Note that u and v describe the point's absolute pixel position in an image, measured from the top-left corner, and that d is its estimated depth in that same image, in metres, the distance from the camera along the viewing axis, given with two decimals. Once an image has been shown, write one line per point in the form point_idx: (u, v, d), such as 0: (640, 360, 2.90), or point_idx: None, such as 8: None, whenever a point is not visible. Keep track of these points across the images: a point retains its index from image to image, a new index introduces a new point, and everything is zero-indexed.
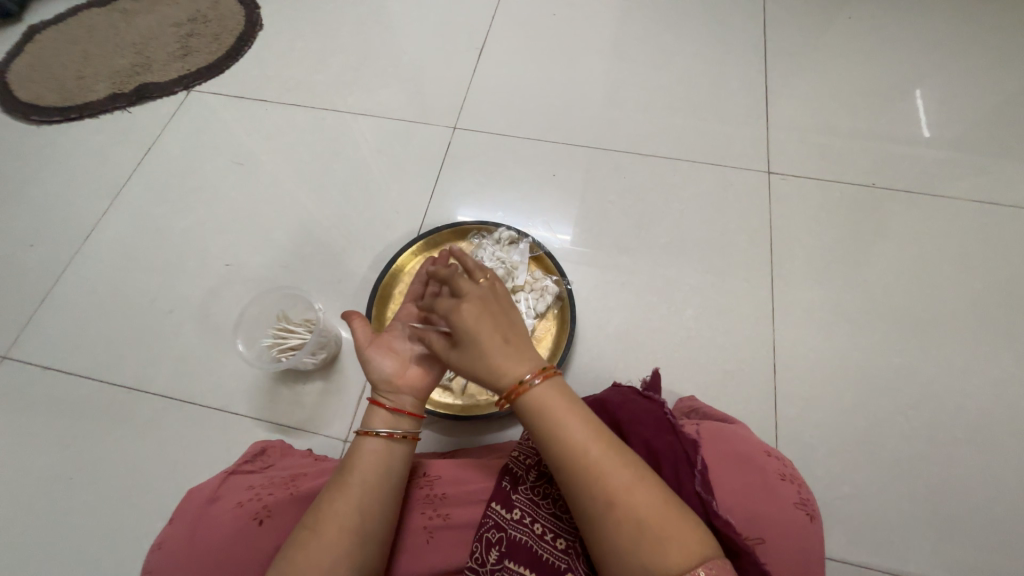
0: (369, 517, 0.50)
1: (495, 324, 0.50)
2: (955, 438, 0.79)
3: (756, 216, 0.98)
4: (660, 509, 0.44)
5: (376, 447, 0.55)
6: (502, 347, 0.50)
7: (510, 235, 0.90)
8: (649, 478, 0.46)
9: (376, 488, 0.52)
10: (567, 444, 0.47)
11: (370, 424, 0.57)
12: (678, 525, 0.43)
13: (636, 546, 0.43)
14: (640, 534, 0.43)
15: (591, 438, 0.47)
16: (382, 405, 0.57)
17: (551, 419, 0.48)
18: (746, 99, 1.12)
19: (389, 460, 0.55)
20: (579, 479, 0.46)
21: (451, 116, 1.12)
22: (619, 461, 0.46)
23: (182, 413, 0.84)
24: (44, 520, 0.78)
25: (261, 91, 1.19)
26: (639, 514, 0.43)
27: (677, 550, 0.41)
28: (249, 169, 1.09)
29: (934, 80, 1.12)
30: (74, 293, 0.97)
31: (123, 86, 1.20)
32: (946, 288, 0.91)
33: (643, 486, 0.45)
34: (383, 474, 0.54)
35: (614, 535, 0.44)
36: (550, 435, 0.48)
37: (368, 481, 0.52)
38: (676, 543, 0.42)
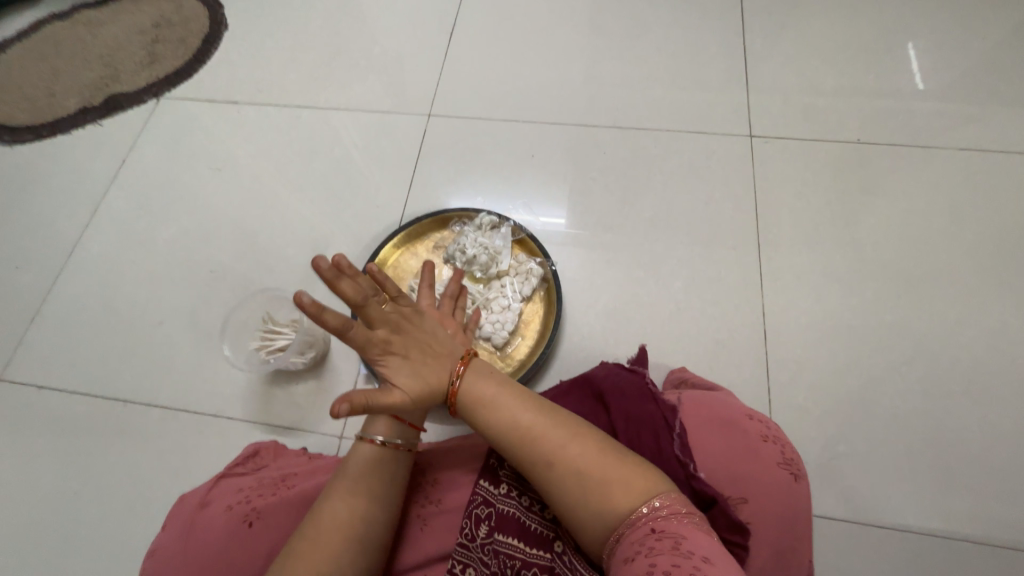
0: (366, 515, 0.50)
1: (417, 357, 0.48)
2: (951, 391, 0.79)
3: (741, 183, 0.96)
4: (599, 458, 0.45)
5: (378, 452, 0.54)
6: (431, 369, 0.49)
7: (491, 220, 0.89)
8: (582, 433, 0.48)
9: (378, 490, 0.53)
10: (503, 422, 0.48)
11: (371, 430, 0.56)
12: (620, 468, 0.45)
13: (588, 501, 0.44)
14: (587, 486, 0.44)
15: (521, 406, 0.49)
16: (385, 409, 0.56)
17: (482, 400, 0.50)
18: (726, 63, 1.09)
19: (390, 467, 0.54)
20: (523, 452, 0.47)
21: (426, 105, 1.10)
22: (554, 422, 0.48)
23: (179, 421, 0.85)
24: (54, 535, 0.79)
25: (233, 94, 1.17)
26: (583, 467, 0.45)
27: (623, 492, 0.43)
28: (227, 174, 1.08)
29: (918, 29, 1.09)
30: (63, 311, 0.97)
31: (93, 99, 1.19)
32: (938, 241, 0.89)
33: (580, 439, 0.47)
34: (385, 478, 0.54)
35: (569, 496, 0.45)
36: (485, 416, 0.49)
37: (372, 481, 0.53)
38: (623, 484, 0.44)
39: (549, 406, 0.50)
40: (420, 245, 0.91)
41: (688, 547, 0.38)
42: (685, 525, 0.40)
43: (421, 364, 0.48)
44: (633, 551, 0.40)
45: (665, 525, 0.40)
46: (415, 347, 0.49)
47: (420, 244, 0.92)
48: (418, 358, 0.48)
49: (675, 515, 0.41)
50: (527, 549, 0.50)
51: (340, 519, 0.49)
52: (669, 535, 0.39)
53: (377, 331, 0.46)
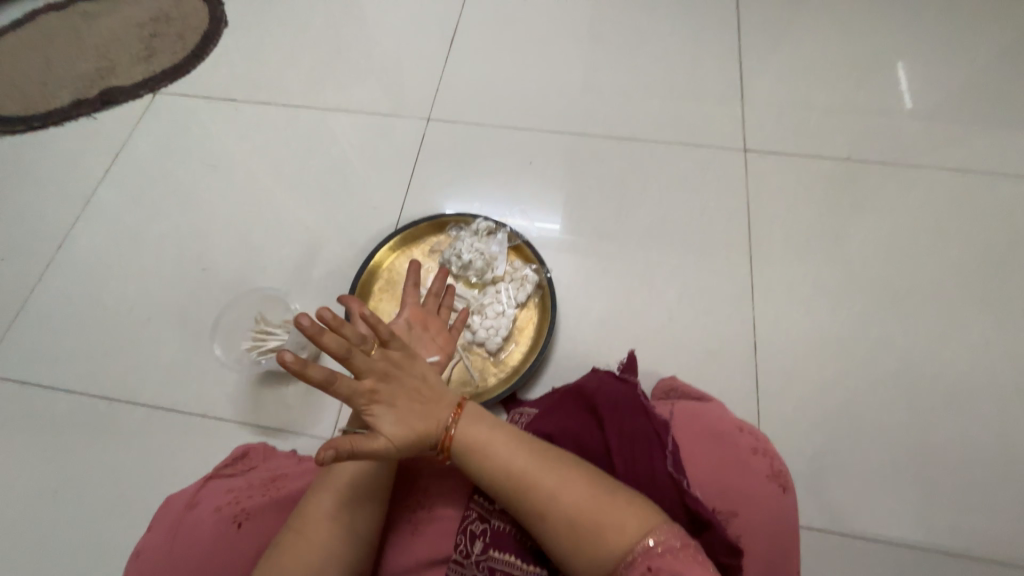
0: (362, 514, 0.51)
1: (405, 405, 0.47)
2: (935, 405, 0.81)
3: (735, 195, 0.98)
4: (593, 499, 0.45)
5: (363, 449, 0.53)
6: (421, 420, 0.47)
7: (487, 225, 0.90)
8: (575, 472, 0.48)
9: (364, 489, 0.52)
10: (495, 465, 0.48)
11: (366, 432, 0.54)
12: (613, 507, 0.45)
13: (586, 546, 0.44)
14: (582, 529, 0.44)
15: (513, 449, 0.48)
16: None
17: (473, 449, 0.49)
18: (722, 77, 1.11)
19: (378, 463, 0.53)
20: (518, 494, 0.47)
21: (426, 108, 1.11)
22: (548, 463, 0.48)
23: (166, 420, 0.84)
24: (32, 536, 0.78)
25: (231, 91, 1.17)
26: (578, 508, 0.45)
27: (618, 533, 0.43)
28: (222, 171, 1.07)
29: (908, 51, 1.12)
30: (49, 306, 0.95)
31: (87, 91, 1.17)
32: (924, 258, 0.91)
33: (572, 480, 0.47)
34: (372, 477, 0.52)
35: (565, 545, 0.45)
36: (480, 462, 0.49)
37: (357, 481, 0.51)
38: (617, 525, 0.43)
39: (539, 445, 0.50)
40: (415, 249, 0.91)
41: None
42: (682, 561, 0.41)
43: (405, 412, 0.46)
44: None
45: (660, 562, 0.41)
46: (403, 394, 0.47)
47: (416, 248, 0.92)
48: (405, 407, 0.47)
49: (671, 551, 0.41)
50: (522, 566, 0.50)
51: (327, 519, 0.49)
52: (664, 571, 0.40)
53: (364, 380, 0.45)
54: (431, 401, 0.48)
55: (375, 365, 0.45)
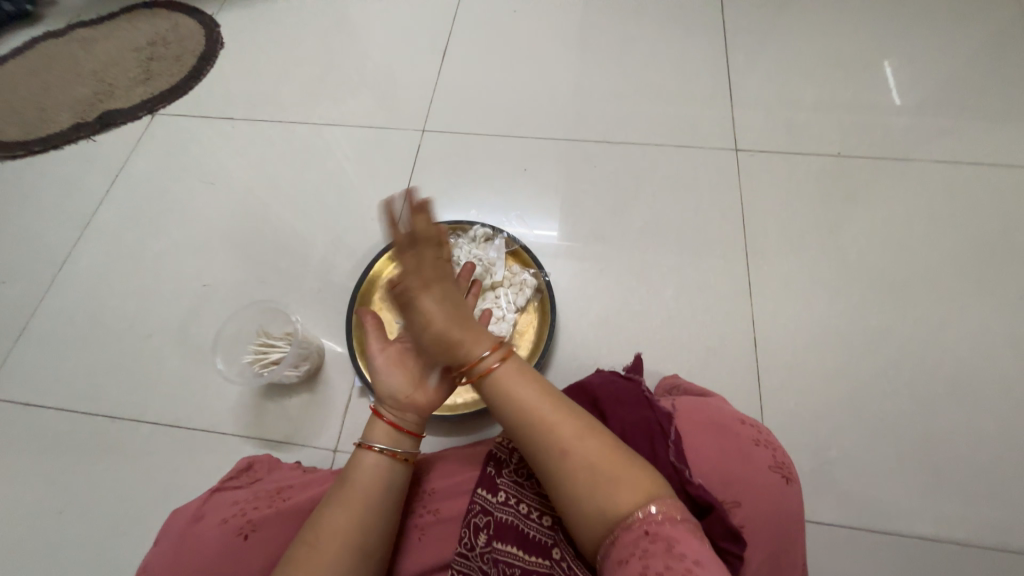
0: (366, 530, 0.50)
1: (453, 309, 0.52)
2: (936, 394, 0.81)
3: (728, 193, 0.99)
4: (606, 455, 0.45)
5: (378, 461, 0.54)
6: (462, 329, 0.52)
7: (485, 232, 0.91)
8: (592, 427, 0.48)
9: (375, 503, 0.52)
10: (519, 409, 0.49)
11: (371, 438, 0.55)
12: (627, 467, 0.45)
13: (592, 498, 0.44)
14: (593, 488, 0.44)
15: (536, 396, 0.49)
16: (382, 417, 0.56)
17: (503, 393, 0.50)
18: (711, 79, 1.13)
19: (389, 475, 0.54)
20: (534, 439, 0.48)
21: (421, 119, 1.12)
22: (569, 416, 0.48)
23: (170, 435, 0.84)
24: (36, 557, 0.77)
25: (227, 108, 1.19)
26: (591, 461, 0.45)
27: (624, 492, 0.43)
28: (220, 188, 1.08)
29: (891, 48, 1.14)
30: (52, 325, 0.96)
31: (86, 114, 1.19)
32: (917, 248, 0.92)
33: (589, 437, 0.47)
34: (385, 485, 0.53)
35: (573, 490, 0.45)
36: (504, 407, 0.50)
37: (373, 493, 0.52)
38: (624, 487, 0.43)
39: (559, 397, 0.50)
40: None
41: (681, 550, 0.39)
42: (680, 530, 0.40)
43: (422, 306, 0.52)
44: (627, 553, 0.40)
45: (660, 530, 0.41)
46: (452, 302, 0.53)
47: None
48: (451, 311, 0.52)
49: (671, 520, 0.41)
50: (527, 558, 0.50)
51: (340, 530, 0.49)
52: (663, 537, 0.40)
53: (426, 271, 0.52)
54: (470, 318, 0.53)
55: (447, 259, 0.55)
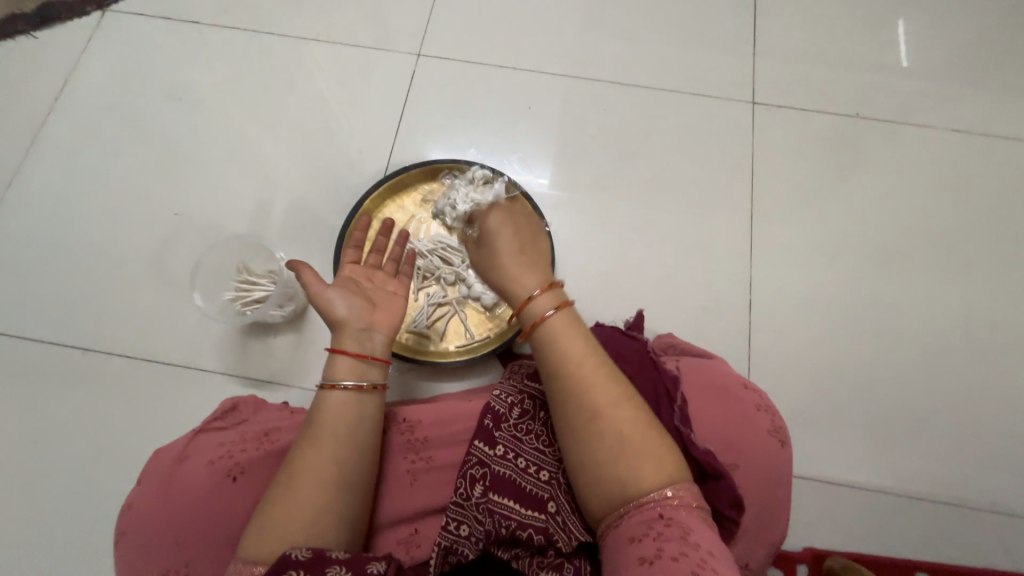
0: (344, 469, 0.49)
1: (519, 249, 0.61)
2: (915, 363, 0.83)
3: (739, 150, 0.95)
4: (640, 429, 0.46)
5: (344, 398, 0.52)
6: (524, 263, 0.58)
7: (484, 173, 0.83)
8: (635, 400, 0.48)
9: (348, 442, 0.51)
10: (564, 359, 0.49)
11: (334, 377, 0.53)
12: (655, 445, 0.45)
13: (613, 465, 0.45)
14: (622, 457, 0.44)
15: (583, 353, 0.49)
16: (346, 351, 0.54)
17: (550, 337, 0.50)
18: (734, 20, 1.04)
19: (358, 413, 0.52)
20: (575, 394, 0.47)
21: (415, 42, 1.01)
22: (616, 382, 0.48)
23: (148, 370, 0.80)
24: (11, 485, 0.75)
25: (192, 11, 1.04)
26: (624, 428, 0.45)
27: (649, 470, 0.44)
28: (188, 105, 0.97)
29: (926, 0, 1.06)
30: (5, 248, 0.88)
31: (23, 4, 1.02)
32: (919, 220, 0.92)
33: (632, 408, 0.47)
34: (354, 423, 0.52)
35: (594, 452, 0.46)
36: (548, 352, 0.50)
37: (341, 431, 0.51)
38: (651, 464, 0.44)
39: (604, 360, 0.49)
40: (407, 198, 0.87)
41: (695, 539, 0.40)
42: (694, 520, 0.41)
43: (514, 248, 0.60)
44: (640, 533, 0.41)
45: (674, 514, 0.42)
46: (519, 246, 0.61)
47: (408, 197, 0.87)
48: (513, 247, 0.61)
49: (685, 507, 0.42)
50: (522, 511, 0.52)
51: (315, 470, 0.48)
52: (678, 523, 0.41)
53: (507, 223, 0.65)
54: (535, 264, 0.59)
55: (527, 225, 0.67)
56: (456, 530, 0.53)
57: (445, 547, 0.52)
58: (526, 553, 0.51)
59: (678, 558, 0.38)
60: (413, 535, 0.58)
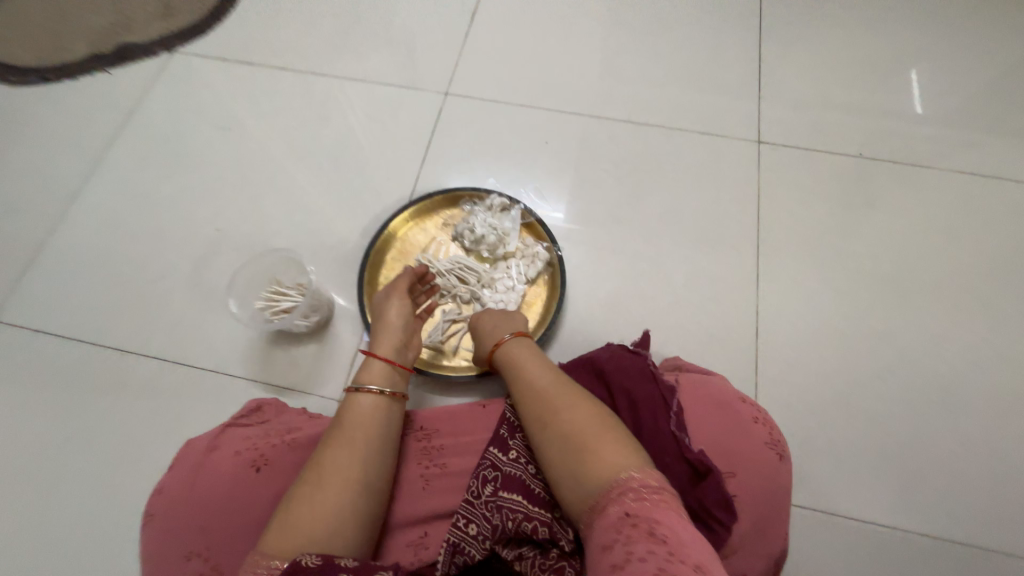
0: (365, 469, 0.53)
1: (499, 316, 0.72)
2: (928, 399, 0.83)
3: (746, 186, 0.99)
4: (595, 430, 0.50)
5: (373, 402, 0.59)
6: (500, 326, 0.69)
7: (502, 201, 0.91)
8: (589, 403, 0.54)
9: (371, 441, 0.56)
10: (524, 385, 0.59)
11: (360, 382, 0.61)
12: (610, 443, 0.49)
13: (574, 465, 0.49)
14: (579, 454, 0.49)
15: (542, 377, 0.58)
16: (377, 357, 0.64)
17: (512, 365, 0.62)
18: (741, 68, 1.11)
19: (382, 416, 0.59)
20: (534, 410, 0.56)
21: (444, 83, 1.11)
22: (569, 393, 0.55)
23: (178, 373, 0.85)
24: (42, 477, 0.80)
25: (247, 53, 1.16)
26: (577, 431, 0.51)
27: (604, 465, 0.47)
28: (237, 135, 1.07)
29: (925, 53, 1.12)
30: (63, 257, 0.96)
31: (103, 46, 1.16)
32: (927, 257, 0.93)
33: (580, 411, 0.53)
34: (379, 428, 0.58)
35: (559, 457, 0.51)
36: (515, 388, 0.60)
37: (366, 433, 0.56)
38: (606, 459, 0.48)
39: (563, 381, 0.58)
40: (429, 221, 0.93)
41: (661, 532, 0.39)
42: (658, 509, 0.41)
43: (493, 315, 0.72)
44: (609, 536, 0.41)
45: (639, 509, 0.42)
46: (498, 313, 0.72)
47: (430, 220, 0.93)
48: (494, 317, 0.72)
49: (645, 497, 0.43)
50: (531, 507, 0.54)
51: (341, 469, 0.52)
52: (644, 519, 0.41)
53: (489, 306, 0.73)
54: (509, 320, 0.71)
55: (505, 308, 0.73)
56: (465, 527, 0.55)
57: (454, 544, 0.54)
58: (531, 552, 0.53)
59: (644, 558, 0.37)
60: (422, 537, 0.59)
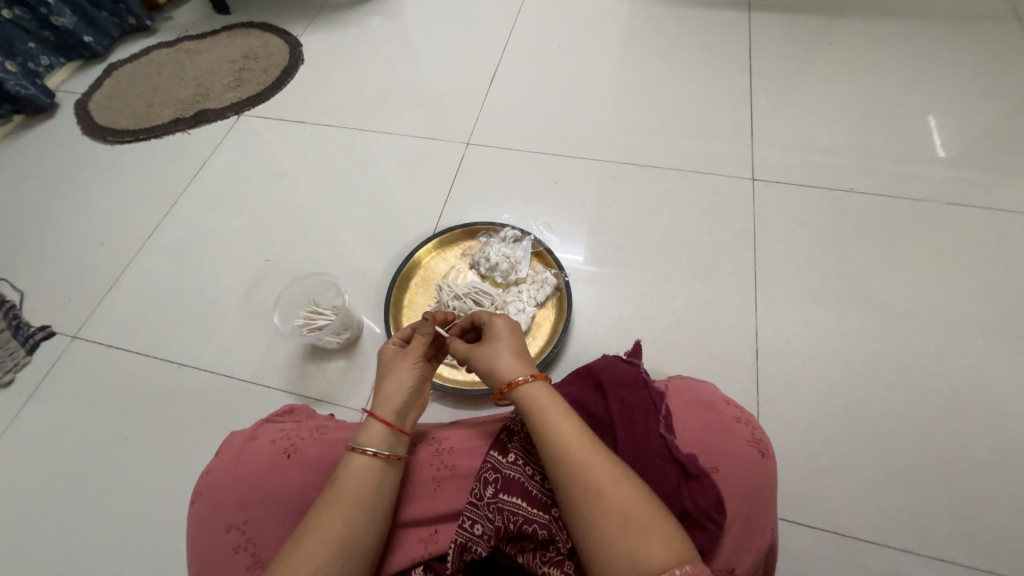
0: (353, 529, 0.54)
1: (513, 351, 0.66)
2: (934, 420, 0.83)
3: (742, 217, 1.07)
4: (644, 506, 0.50)
5: (370, 464, 0.58)
6: (514, 366, 0.64)
7: (514, 233, 1.01)
8: (632, 478, 0.52)
9: (365, 501, 0.56)
10: (559, 442, 0.55)
11: (363, 441, 0.60)
12: (659, 524, 0.49)
13: (622, 541, 0.48)
14: (629, 534, 0.48)
15: (580, 438, 0.55)
16: (378, 417, 0.62)
17: (538, 412, 0.58)
18: (734, 115, 1.23)
19: (380, 475, 0.59)
20: (574, 475, 0.53)
21: (465, 134, 1.26)
22: (609, 463, 0.53)
23: (224, 384, 0.95)
24: (103, 474, 0.89)
25: (300, 114, 1.36)
26: (627, 507, 0.50)
27: (658, 547, 0.47)
28: (288, 180, 1.24)
29: (909, 98, 1.21)
30: (137, 283, 1.11)
31: (184, 111, 1.39)
32: (924, 283, 0.96)
33: (628, 484, 0.51)
34: (372, 490, 0.57)
35: (603, 530, 0.49)
36: (544, 443, 0.56)
37: (358, 496, 0.56)
38: (659, 543, 0.47)
39: (597, 441, 0.56)
40: (450, 251, 1.04)
41: None
42: None
43: (506, 346, 0.66)
44: None
45: None
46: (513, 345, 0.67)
47: (450, 251, 1.04)
48: (509, 351, 0.66)
49: None
50: (530, 509, 0.58)
51: (331, 527, 0.53)
52: None
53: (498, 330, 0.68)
54: (523, 357, 0.66)
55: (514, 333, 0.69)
56: (471, 528, 0.59)
57: (461, 544, 0.58)
58: (531, 546, 0.57)
59: None
60: (432, 534, 0.63)
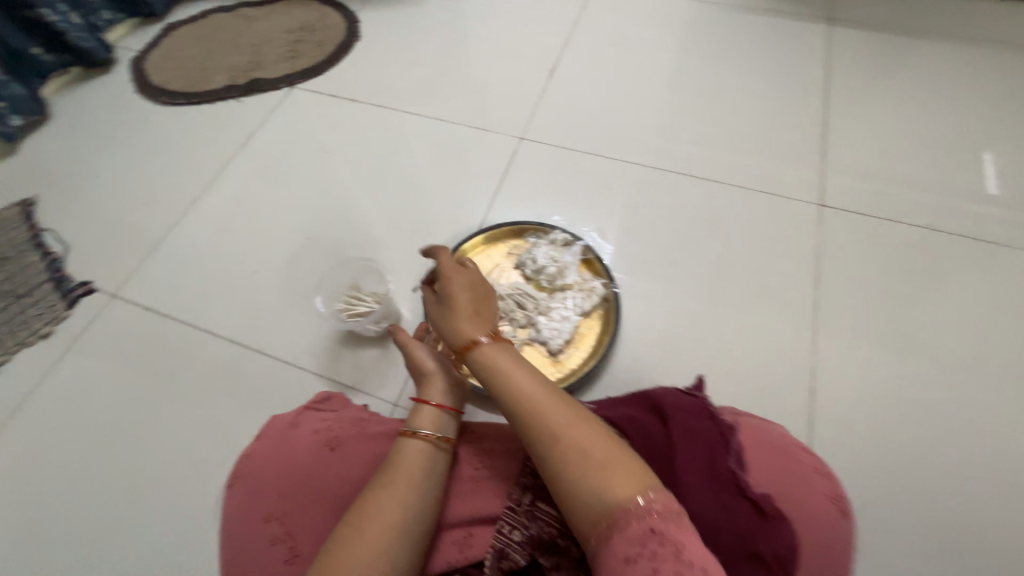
0: (408, 511, 0.52)
1: (472, 309, 0.62)
2: (988, 484, 0.79)
3: (805, 244, 1.01)
4: (602, 440, 0.48)
5: (422, 447, 0.58)
6: (471, 326, 0.60)
7: (565, 237, 0.97)
8: (585, 412, 0.51)
9: (415, 483, 0.54)
10: (510, 384, 0.53)
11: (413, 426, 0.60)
12: (620, 457, 0.47)
13: (584, 476, 0.46)
14: (586, 469, 0.46)
15: (530, 378, 0.53)
16: (428, 403, 0.62)
17: (490, 367, 0.55)
18: (803, 134, 1.16)
19: (430, 460, 0.57)
20: (527, 414, 0.51)
21: (519, 128, 1.22)
22: (561, 399, 0.51)
23: (257, 360, 0.94)
24: (131, 437, 0.89)
25: (352, 92, 1.34)
26: (585, 444, 0.48)
27: (619, 480, 0.45)
28: (335, 158, 1.22)
29: (998, 134, 1.13)
30: (178, 247, 1.11)
31: (237, 79, 1.38)
32: (998, 336, 0.90)
33: (584, 420, 0.50)
34: (426, 472, 0.56)
35: (563, 466, 0.47)
36: (496, 387, 0.54)
37: (410, 480, 0.54)
38: (619, 475, 0.46)
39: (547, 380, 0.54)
40: (496, 248, 1.00)
41: (689, 558, 0.40)
42: (678, 528, 0.42)
43: (463, 306, 0.62)
44: (635, 557, 0.41)
45: (666, 531, 0.41)
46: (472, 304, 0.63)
47: (497, 248, 1.00)
48: (466, 311, 0.61)
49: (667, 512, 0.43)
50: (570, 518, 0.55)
51: (382, 510, 0.52)
52: (670, 541, 0.41)
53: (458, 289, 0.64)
54: (483, 318, 0.62)
55: (472, 289, 0.64)
56: (509, 533, 0.56)
57: (499, 549, 0.55)
58: (570, 558, 0.54)
59: None
60: (467, 537, 0.60)
